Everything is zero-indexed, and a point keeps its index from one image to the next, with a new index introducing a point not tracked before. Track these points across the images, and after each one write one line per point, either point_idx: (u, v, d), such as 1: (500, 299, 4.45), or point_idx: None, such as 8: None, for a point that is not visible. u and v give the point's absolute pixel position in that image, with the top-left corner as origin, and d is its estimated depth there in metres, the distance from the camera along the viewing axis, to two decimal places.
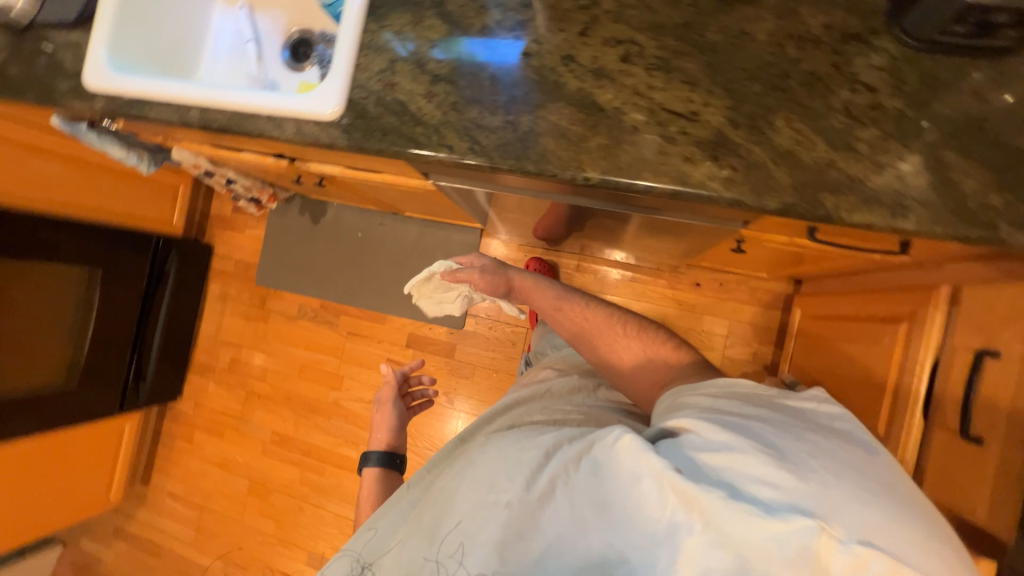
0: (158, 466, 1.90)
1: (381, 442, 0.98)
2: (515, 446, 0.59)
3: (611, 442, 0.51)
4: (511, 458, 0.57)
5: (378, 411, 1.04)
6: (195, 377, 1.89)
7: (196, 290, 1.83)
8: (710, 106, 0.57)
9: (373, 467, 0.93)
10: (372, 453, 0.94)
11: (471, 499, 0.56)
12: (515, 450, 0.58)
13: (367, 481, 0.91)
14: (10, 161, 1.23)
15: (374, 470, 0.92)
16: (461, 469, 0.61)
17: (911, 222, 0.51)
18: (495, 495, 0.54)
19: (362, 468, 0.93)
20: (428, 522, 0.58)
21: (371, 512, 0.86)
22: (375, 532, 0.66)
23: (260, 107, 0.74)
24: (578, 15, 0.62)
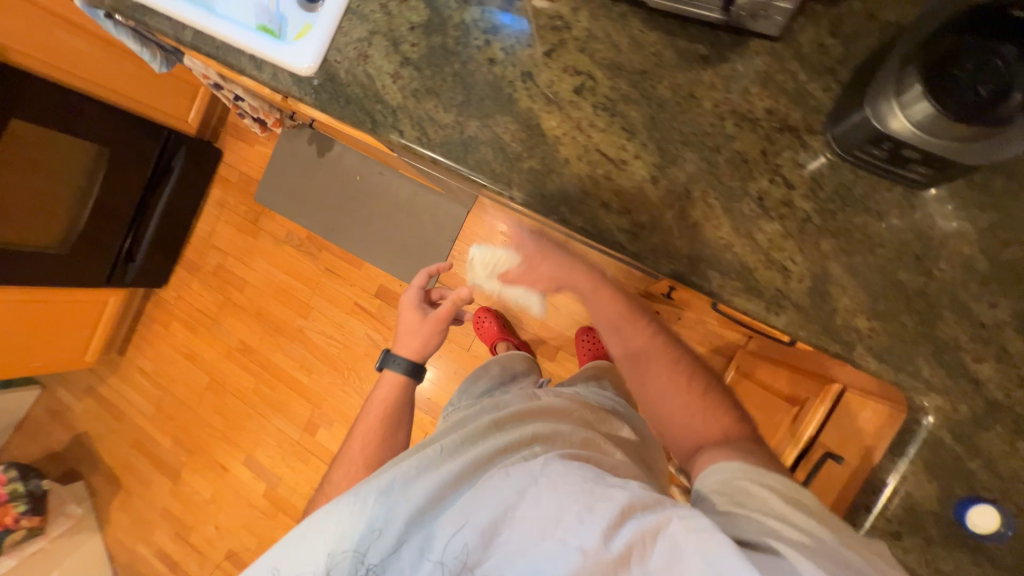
0: (134, 343, 2.04)
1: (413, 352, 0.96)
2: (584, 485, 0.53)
3: (702, 534, 0.45)
4: (583, 499, 0.51)
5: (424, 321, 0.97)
6: (182, 271, 1.99)
7: (197, 192, 1.91)
8: (639, 159, 0.58)
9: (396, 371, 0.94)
10: (400, 360, 0.95)
11: (532, 527, 0.50)
12: (583, 490, 0.52)
13: (386, 382, 0.94)
14: (42, 30, 1.30)
15: (396, 376, 0.95)
16: (517, 488, 0.54)
17: (780, 321, 0.53)
18: (561, 535, 0.48)
19: (384, 367, 0.95)
20: (470, 536, 0.52)
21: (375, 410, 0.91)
22: (381, 529, 0.57)
23: (245, 46, 0.76)
24: (549, 35, 0.62)
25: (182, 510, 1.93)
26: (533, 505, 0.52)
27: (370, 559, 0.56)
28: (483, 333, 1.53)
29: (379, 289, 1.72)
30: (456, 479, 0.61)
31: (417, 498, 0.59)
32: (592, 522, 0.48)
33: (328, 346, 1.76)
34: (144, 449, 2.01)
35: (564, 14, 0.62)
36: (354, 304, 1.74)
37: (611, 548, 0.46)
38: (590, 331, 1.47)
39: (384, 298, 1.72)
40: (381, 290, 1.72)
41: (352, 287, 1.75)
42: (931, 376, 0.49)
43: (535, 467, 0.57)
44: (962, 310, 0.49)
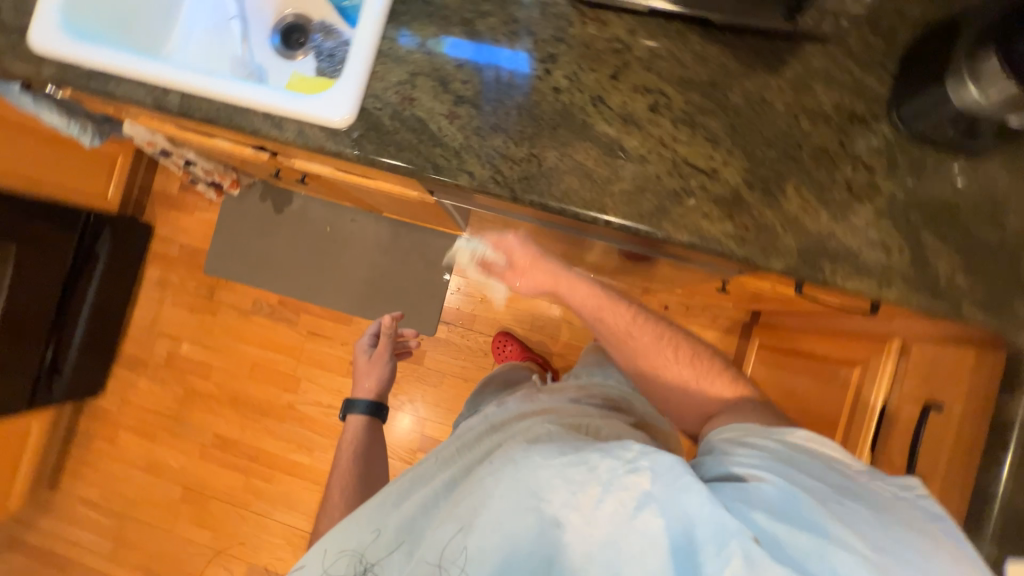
0: (69, 470, 1.67)
1: (369, 391, 1.04)
2: (558, 463, 0.50)
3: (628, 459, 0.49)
4: (551, 474, 0.49)
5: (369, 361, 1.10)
6: (123, 371, 1.68)
7: (128, 275, 1.64)
8: (729, 165, 0.60)
9: (359, 414, 0.99)
10: (361, 401, 1.00)
11: (510, 509, 0.49)
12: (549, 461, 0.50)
13: (353, 427, 0.97)
14: None
15: (360, 419, 0.99)
16: (496, 474, 0.52)
17: (893, 294, 0.57)
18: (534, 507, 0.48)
19: (347, 415, 0.99)
20: (450, 526, 0.51)
21: (352, 454, 0.91)
22: (384, 529, 0.57)
23: (258, 103, 0.67)
24: (611, 58, 0.62)
25: None
26: (506, 490, 0.50)
27: (371, 560, 0.56)
28: (507, 357, 1.48)
29: None
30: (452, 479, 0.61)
31: (411, 503, 0.59)
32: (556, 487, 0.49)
33: (328, 417, 1.59)
34: None
35: (621, 36, 0.63)
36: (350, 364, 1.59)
37: (582, 518, 0.47)
38: None
39: None
40: None
41: (343, 346, 1.60)
42: None
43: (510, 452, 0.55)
44: None
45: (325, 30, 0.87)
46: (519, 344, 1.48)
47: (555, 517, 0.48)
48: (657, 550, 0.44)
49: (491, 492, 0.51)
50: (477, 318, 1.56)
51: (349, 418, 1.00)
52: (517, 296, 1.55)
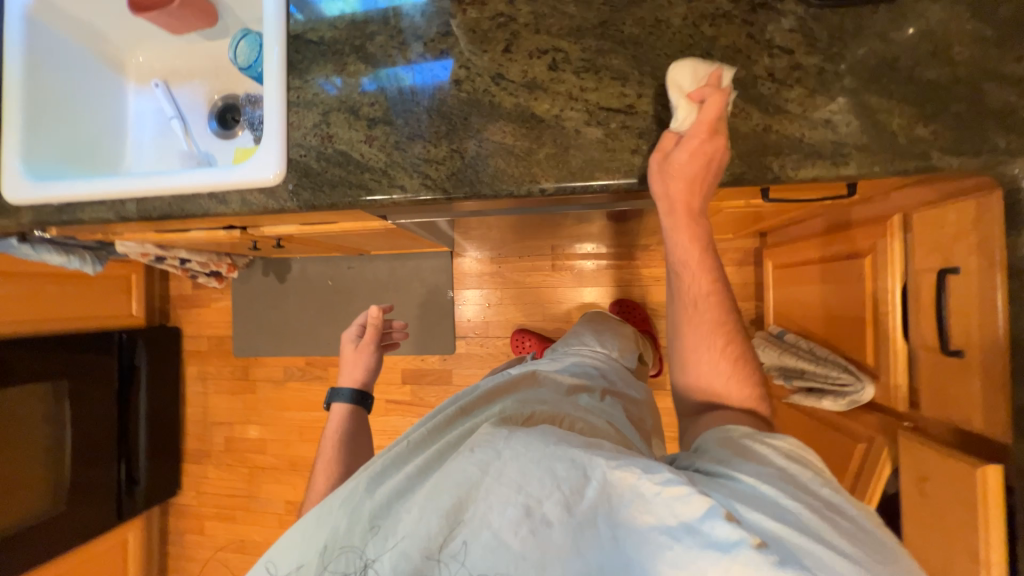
0: (173, 567, 1.80)
1: (354, 381, 0.94)
2: (549, 460, 0.50)
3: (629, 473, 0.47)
4: (542, 471, 0.49)
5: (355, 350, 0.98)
6: (192, 465, 1.80)
7: (172, 378, 1.76)
8: (644, 96, 0.58)
9: (343, 403, 0.90)
10: (344, 390, 0.91)
11: (497, 504, 0.48)
12: (543, 458, 0.50)
13: (336, 416, 0.89)
14: None
15: (345, 409, 0.90)
16: (482, 466, 0.51)
17: (852, 168, 0.53)
18: (528, 502, 0.48)
19: (331, 404, 0.91)
20: (435, 519, 0.49)
21: (336, 444, 0.84)
22: (366, 517, 0.54)
23: (200, 186, 0.71)
24: (498, 34, 0.62)
25: None
26: (498, 486, 0.49)
27: (371, 555, 0.51)
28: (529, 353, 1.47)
29: (403, 375, 1.62)
30: (424, 469, 0.58)
31: (389, 489, 0.55)
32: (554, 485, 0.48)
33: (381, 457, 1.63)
34: None
35: (503, 10, 0.63)
36: (386, 402, 1.63)
37: (574, 513, 0.47)
38: (619, 302, 1.48)
39: (412, 380, 1.62)
40: (406, 374, 1.62)
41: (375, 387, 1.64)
42: (1007, 144, 0.51)
43: (495, 439, 0.54)
44: (998, 77, 0.52)
45: (251, 100, 0.92)
46: (539, 339, 1.47)
47: (543, 514, 0.47)
48: (648, 543, 0.44)
49: (480, 485, 0.50)
50: (490, 324, 1.57)
51: (333, 408, 0.92)
52: (521, 292, 1.55)
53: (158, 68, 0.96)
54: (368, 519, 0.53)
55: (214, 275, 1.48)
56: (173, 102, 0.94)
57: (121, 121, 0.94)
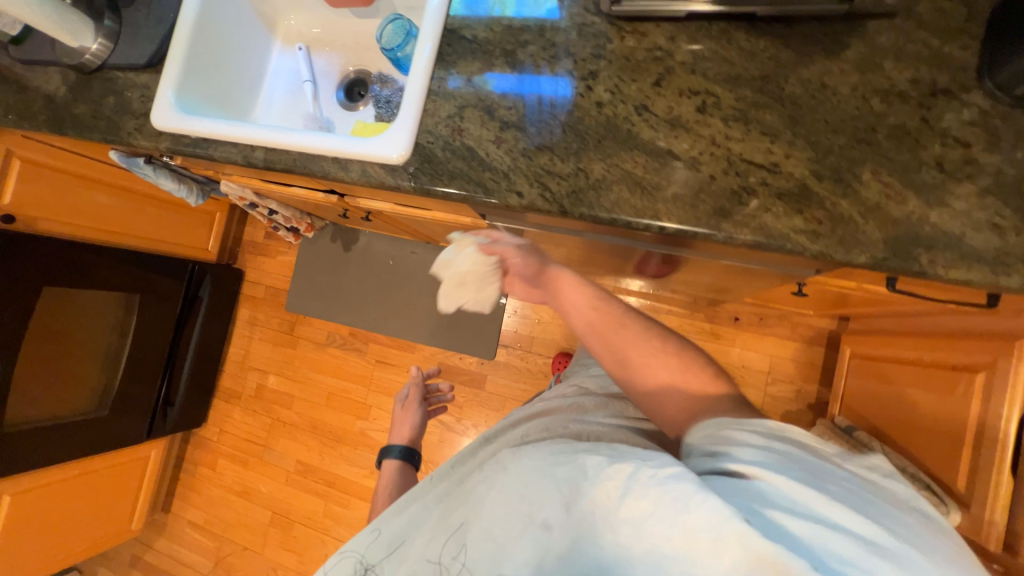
0: (179, 493, 1.87)
1: (403, 437, 1.18)
2: (548, 470, 0.53)
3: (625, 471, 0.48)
4: (545, 477, 0.52)
5: (404, 411, 1.28)
6: (221, 402, 1.87)
7: (225, 316, 1.84)
8: (792, 158, 0.56)
9: (394, 458, 1.11)
10: (394, 446, 1.14)
11: (504, 517, 0.52)
12: (547, 465, 0.54)
13: (387, 470, 1.08)
14: (72, 195, 1.30)
15: (395, 463, 1.11)
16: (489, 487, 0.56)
17: (1015, 281, 0.49)
18: (530, 511, 0.51)
19: (384, 459, 1.11)
20: (448, 538, 0.55)
21: (386, 490, 1.03)
22: (388, 534, 0.63)
23: (327, 150, 0.74)
24: (652, 66, 0.62)
25: None
26: (504, 495, 0.54)
27: (371, 560, 0.60)
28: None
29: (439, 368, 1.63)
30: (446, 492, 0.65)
31: (412, 513, 0.64)
32: (557, 490, 0.51)
33: None
34: None
35: (663, 43, 0.62)
36: None
37: (572, 512, 0.49)
38: None
39: (446, 376, 1.62)
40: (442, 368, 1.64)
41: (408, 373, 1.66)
42: None
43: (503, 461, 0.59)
44: None
45: (380, 79, 0.96)
46: None
47: (544, 519, 0.50)
48: (644, 534, 0.44)
49: (488, 500, 0.55)
50: (536, 340, 1.56)
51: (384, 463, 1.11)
52: None
53: (304, 33, 1.02)
54: (381, 535, 0.62)
55: (291, 232, 1.55)
56: (310, 66, 1.00)
57: (260, 74, 1.01)
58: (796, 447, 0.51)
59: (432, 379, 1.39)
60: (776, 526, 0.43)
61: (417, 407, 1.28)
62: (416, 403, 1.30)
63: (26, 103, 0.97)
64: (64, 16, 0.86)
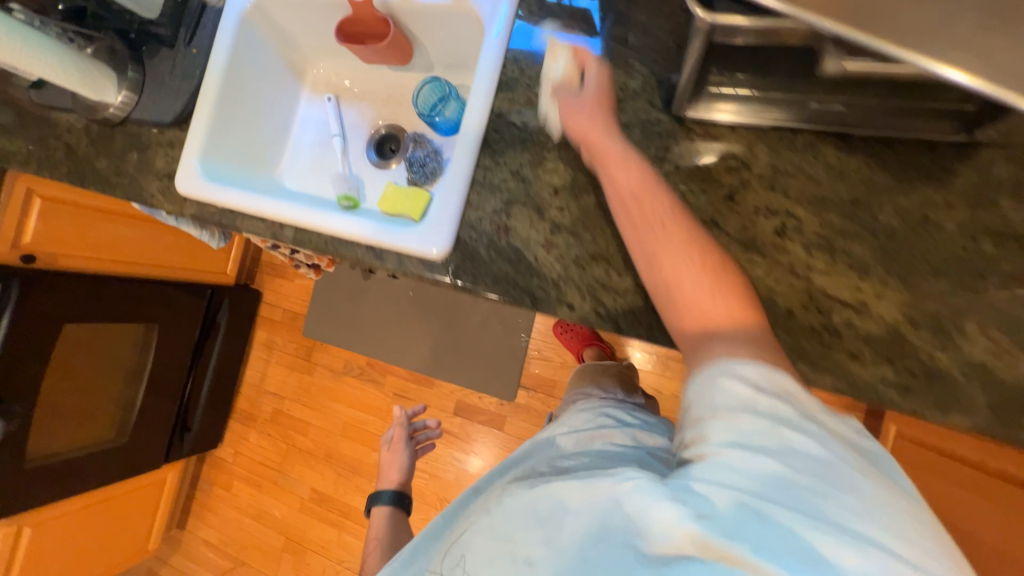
0: (194, 511, 1.87)
1: (392, 481, 1.18)
2: (526, 512, 0.52)
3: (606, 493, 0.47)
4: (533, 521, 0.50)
5: (390, 451, 1.27)
6: (237, 424, 1.87)
7: (242, 338, 1.83)
8: (884, 298, 0.50)
9: (383, 504, 1.11)
10: (384, 492, 1.14)
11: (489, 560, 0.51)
12: (531, 503, 0.52)
13: (378, 518, 1.08)
14: (94, 227, 1.28)
15: (384, 509, 1.11)
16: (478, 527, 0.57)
17: None
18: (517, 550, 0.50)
19: (373, 506, 1.11)
20: None
21: (377, 542, 1.02)
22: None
23: (361, 235, 0.70)
24: (725, 177, 0.56)
25: None
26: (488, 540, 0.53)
27: None
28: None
29: (459, 406, 1.60)
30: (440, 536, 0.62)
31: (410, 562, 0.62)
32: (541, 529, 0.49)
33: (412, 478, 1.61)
34: None
35: (739, 152, 0.56)
36: None
37: (552, 546, 0.48)
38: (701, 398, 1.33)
39: (465, 415, 1.58)
40: (461, 406, 1.61)
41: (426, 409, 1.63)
42: None
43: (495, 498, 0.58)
44: None
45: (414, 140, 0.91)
46: None
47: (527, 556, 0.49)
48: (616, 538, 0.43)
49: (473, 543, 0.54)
50: (558, 383, 1.52)
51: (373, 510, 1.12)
52: None
53: (334, 82, 0.97)
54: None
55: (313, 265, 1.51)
56: (339, 119, 0.95)
57: (287, 125, 0.96)
58: (790, 412, 0.39)
59: (418, 416, 1.35)
60: (744, 528, 0.36)
61: (404, 446, 1.27)
62: (403, 440, 1.29)
63: (48, 152, 0.94)
64: (83, 70, 0.81)
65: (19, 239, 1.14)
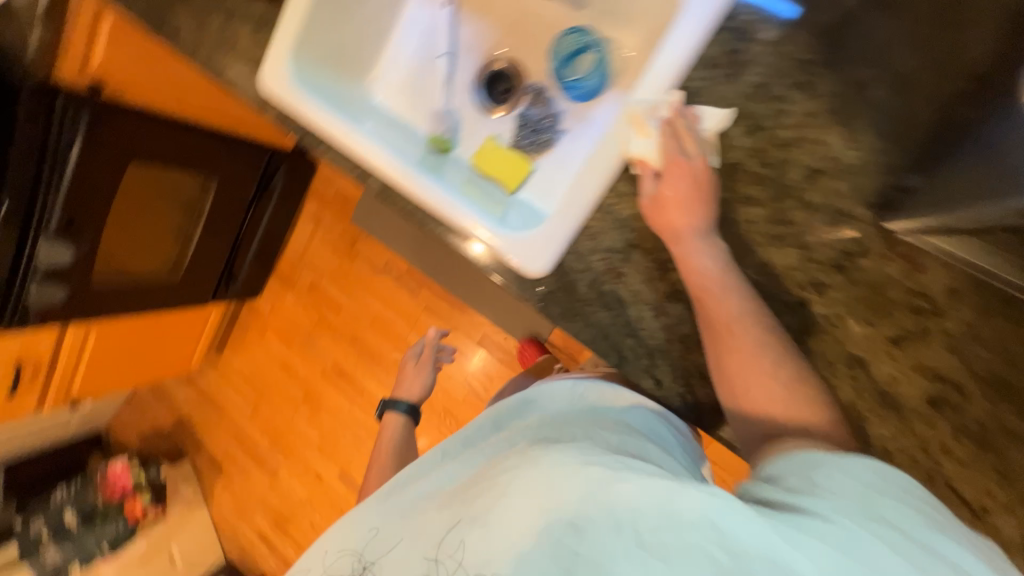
0: (230, 344, 2.08)
1: (412, 396, 1.23)
2: (578, 466, 0.54)
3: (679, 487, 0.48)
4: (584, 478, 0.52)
5: (414, 369, 1.31)
6: (277, 283, 1.96)
7: (293, 206, 1.82)
8: (1003, 509, 0.61)
9: (401, 413, 1.18)
10: (402, 402, 1.20)
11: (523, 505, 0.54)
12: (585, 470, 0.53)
13: (393, 424, 1.17)
14: (158, 63, 1.18)
15: (400, 417, 1.18)
16: (506, 478, 0.58)
17: None
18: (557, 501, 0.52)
19: (390, 411, 1.18)
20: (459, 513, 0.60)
21: (390, 443, 1.12)
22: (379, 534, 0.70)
23: (457, 218, 0.64)
24: (902, 323, 0.62)
25: (280, 503, 2.05)
26: (528, 490, 0.54)
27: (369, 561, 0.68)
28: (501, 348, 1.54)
29: (483, 337, 1.66)
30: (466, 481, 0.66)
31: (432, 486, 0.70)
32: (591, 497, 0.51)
33: None
34: (244, 444, 2.11)
35: (931, 295, 0.61)
36: (454, 348, 1.68)
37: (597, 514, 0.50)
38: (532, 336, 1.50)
39: (486, 347, 1.66)
40: (484, 338, 1.66)
41: (452, 331, 1.68)
42: None
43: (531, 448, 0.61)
44: None
45: (532, 94, 0.76)
46: None
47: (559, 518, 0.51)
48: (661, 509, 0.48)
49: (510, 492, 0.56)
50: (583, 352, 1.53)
51: (389, 413, 1.19)
52: None
53: None
54: (378, 536, 0.69)
55: None
56: (452, 36, 0.80)
57: (390, 25, 0.81)
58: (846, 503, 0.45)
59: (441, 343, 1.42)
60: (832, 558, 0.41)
61: (429, 368, 1.31)
62: (428, 363, 1.34)
63: None
64: None
65: (87, 62, 1.06)
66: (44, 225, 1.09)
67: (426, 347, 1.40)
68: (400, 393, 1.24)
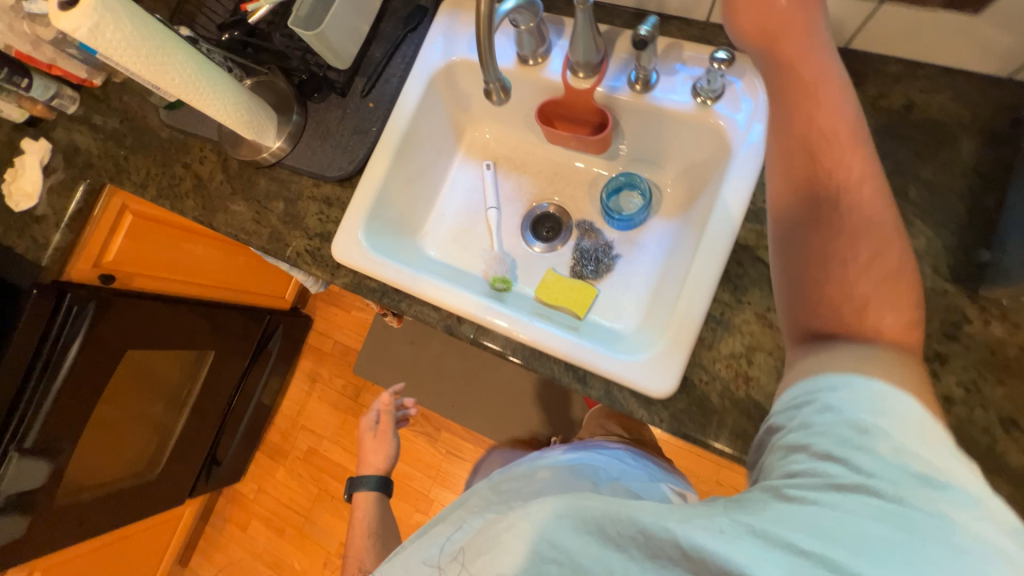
0: (201, 548, 1.70)
1: (377, 468, 1.10)
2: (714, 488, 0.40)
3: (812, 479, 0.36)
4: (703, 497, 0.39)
5: (376, 438, 1.13)
6: (265, 457, 1.72)
7: (286, 367, 1.70)
8: None
9: (368, 490, 1.07)
10: (370, 477, 1.08)
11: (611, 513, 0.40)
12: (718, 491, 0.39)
13: (362, 502, 1.05)
14: (169, 246, 1.17)
15: (367, 494, 1.06)
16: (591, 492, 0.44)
17: None
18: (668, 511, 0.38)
19: (356, 490, 1.07)
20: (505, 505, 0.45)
21: (363, 530, 1.00)
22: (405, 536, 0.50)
23: (557, 352, 0.62)
24: None
25: None
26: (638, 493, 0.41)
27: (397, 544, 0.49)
28: None
29: None
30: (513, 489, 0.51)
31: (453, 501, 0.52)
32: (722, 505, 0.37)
33: None
34: None
35: None
36: None
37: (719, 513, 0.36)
38: None
39: None
40: None
41: None
42: None
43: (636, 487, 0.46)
44: None
45: (495, 88, 0.65)
46: None
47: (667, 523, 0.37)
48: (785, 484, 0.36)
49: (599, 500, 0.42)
50: None
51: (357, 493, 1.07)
52: (680, 453, 1.41)
53: (492, 148, 0.89)
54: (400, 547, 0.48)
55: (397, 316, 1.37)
56: (496, 191, 0.87)
57: (437, 188, 0.88)
58: None
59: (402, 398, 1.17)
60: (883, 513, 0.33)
61: (392, 434, 1.13)
62: (390, 427, 1.14)
63: (171, 179, 0.86)
64: (254, 112, 0.73)
65: (99, 258, 1.04)
66: (17, 443, 0.92)
67: (384, 411, 1.15)
68: (364, 463, 1.11)
